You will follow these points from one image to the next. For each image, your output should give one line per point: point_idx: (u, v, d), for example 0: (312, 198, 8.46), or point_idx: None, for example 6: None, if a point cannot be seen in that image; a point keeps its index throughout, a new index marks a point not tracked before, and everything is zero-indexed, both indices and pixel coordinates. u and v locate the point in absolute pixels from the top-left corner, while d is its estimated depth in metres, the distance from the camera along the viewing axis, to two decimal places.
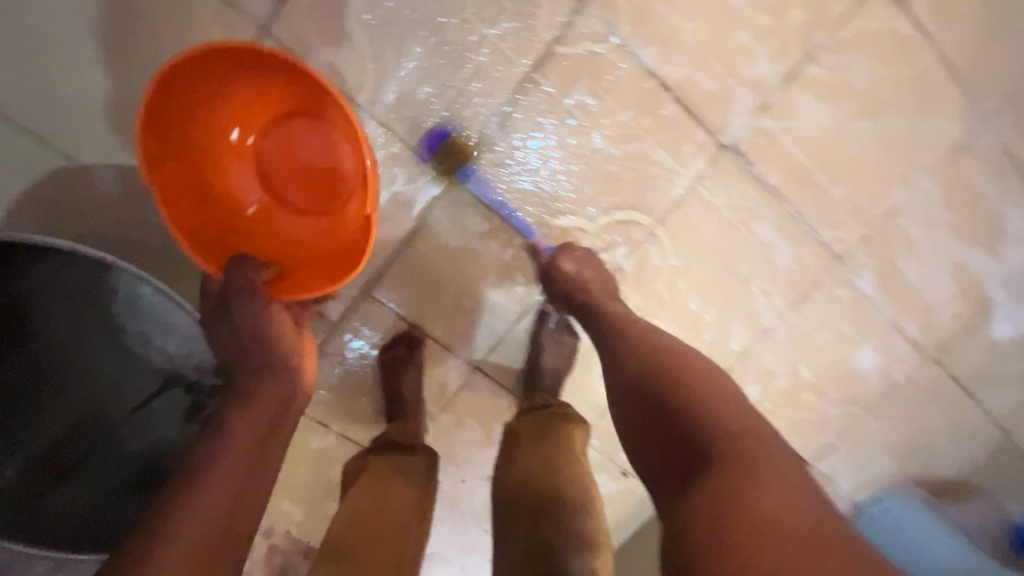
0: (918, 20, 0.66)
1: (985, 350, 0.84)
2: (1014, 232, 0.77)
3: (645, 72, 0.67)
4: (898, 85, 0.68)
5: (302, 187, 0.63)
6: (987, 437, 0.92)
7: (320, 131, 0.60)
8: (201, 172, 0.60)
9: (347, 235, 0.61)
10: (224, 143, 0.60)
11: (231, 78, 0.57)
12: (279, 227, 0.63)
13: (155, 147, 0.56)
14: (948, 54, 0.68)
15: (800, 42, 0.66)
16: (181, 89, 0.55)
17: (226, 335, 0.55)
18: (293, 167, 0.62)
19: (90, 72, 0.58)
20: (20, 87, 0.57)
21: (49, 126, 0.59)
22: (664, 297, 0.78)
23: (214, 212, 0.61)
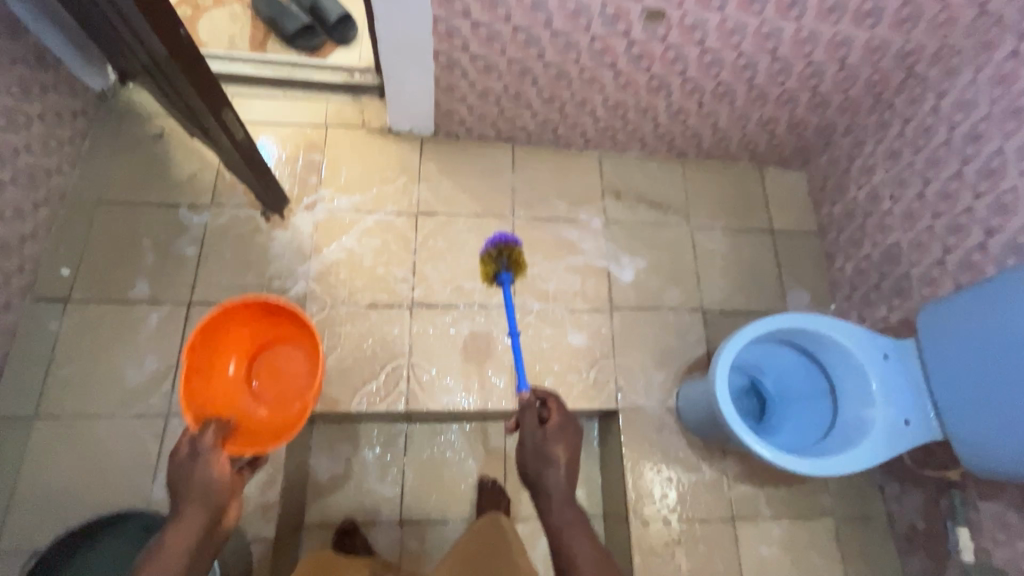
0: (444, 213, 1.41)
1: (630, 287, 1.40)
2: (574, 238, 1.43)
3: (353, 307, 1.30)
4: (460, 236, 1.39)
5: (270, 387, 1.11)
6: (693, 319, 1.39)
7: (292, 354, 1.12)
8: (207, 374, 1.02)
9: (289, 416, 1.04)
10: (224, 360, 1.06)
11: (253, 320, 1.08)
12: (244, 406, 1.06)
13: (199, 350, 0.99)
14: (469, 212, 1.42)
15: (406, 252, 1.36)
16: (233, 318, 1.05)
17: (187, 475, 0.77)
18: (269, 375, 1.12)
19: (85, 477, 1.08)
20: (51, 507, 1.06)
21: (69, 520, 1.06)
22: (447, 388, 1.28)
23: (209, 387, 1.02)
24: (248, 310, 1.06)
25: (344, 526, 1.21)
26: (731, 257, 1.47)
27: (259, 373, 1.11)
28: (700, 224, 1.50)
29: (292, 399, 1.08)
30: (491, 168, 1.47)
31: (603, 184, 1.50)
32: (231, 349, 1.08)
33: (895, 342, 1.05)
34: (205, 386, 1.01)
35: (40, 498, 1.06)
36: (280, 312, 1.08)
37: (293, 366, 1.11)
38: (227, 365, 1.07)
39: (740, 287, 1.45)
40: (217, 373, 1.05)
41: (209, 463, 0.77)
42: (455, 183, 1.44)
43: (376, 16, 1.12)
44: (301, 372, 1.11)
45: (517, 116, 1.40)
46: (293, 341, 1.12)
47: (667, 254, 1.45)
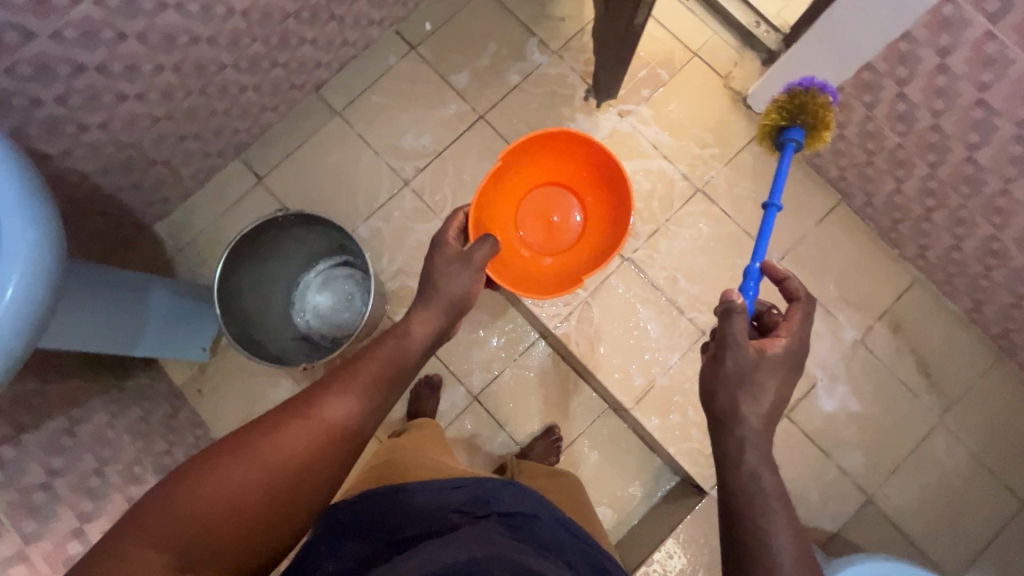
0: (722, 208, 1.30)
1: (822, 415, 1.21)
2: (813, 329, 1.25)
3: None
4: (717, 239, 1.29)
5: (536, 221, 1.20)
6: (850, 495, 1.19)
7: (571, 208, 1.20)
8: (501, 185, 1.13)
9: (541, 267, 1.17)
10: (518, 183, 1.17)
11: (563, 163, 1.16)
12: (509, 227, 1.17)
13: (511, 161, 1.10)
14: (743, 225, 1.29)
15: (661, 212, 1.30)
16: (550, 146, 1.11)
17: (439, 275, 0.90)
18: (541, 211, 1.20)
19: (332, 180, 1.32)
20: (303, 180, 1.33)
21: (304, 199, 1.32)
22: (594, 342, 1.28)
23: (498, 194, 1.13)
24: (565, 150, 1.13)
25: (431, 375, 1.34)
26: (950, 484, 1.19)
27: (533, 207, 1.20)
28: (951, 428, 1.21)
29: (547, 249, 1.20)
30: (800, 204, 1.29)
31: (891, 308, 1.25)
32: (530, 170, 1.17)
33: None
34: (498, 194, 1.13)
35: (302, 169, 1.33)
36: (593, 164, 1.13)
37: (565, 220, 1.20)
38: (518, 189, 1.18)
39: (929, 516, 1.18)
40: (508, 190, 1.16)
41: (461, 279, 0.89)
42: (754, 191, 1.30)
43: (829, 9, 0.94)
44: (569, 230, 1.20)
45: (874, 180, 1.18)
46: (582, 198, 1.19)
47: (888, 422, 1.21)
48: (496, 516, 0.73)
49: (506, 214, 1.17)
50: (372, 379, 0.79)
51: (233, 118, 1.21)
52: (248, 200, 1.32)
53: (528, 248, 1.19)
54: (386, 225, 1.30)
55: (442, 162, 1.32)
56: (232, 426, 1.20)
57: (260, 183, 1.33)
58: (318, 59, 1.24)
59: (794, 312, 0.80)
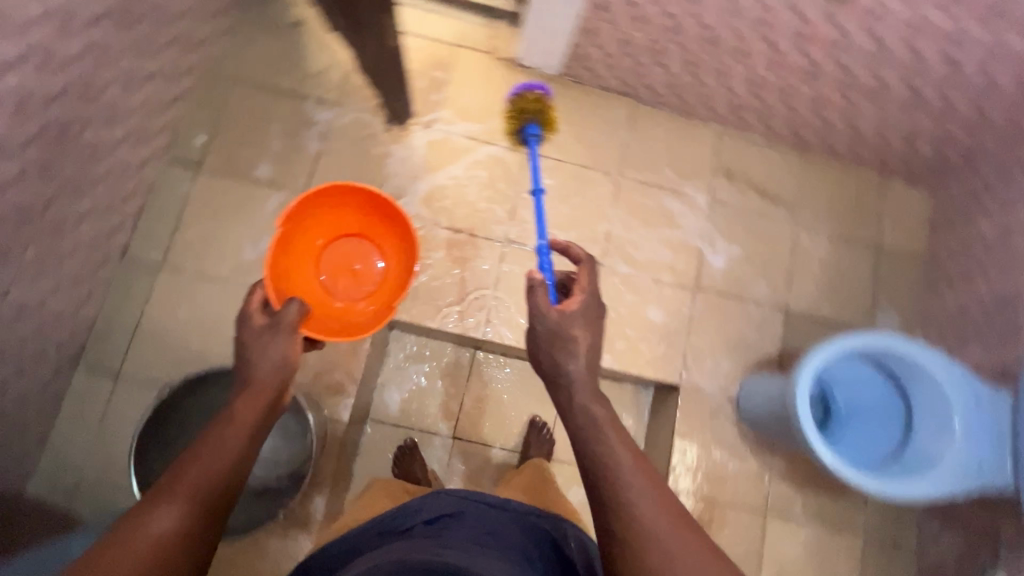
0: (553, 157, 1.41)
1: (720, 272, 1.39)
2: (675, 211, 1.41)
3: (451, 231, 1.34)
4: (565, 185, 1.40)
5: (337, 275, 1.17)
6: (774, 317, 1.38)
7: (368, 251, 1.19)
8: (288, 253, 1.11)
9: (351, 316, 1.13)
10: (305, 250, 1.15)
11: (345, 213, 1.16)
12: (310, 291, 1.13)
13: (290, 229, 1.09)
14: (577, 163, 1.42)
15: (510, 188, 1.38)
16: (322, 205, 1.11)
17: (256, 347, 0.78)
18: (338, 266, 1.18)
19: (197, 329, 1.22)
20: (166, 347, 1.21)
21: (182, 363, 1.20)
22: (522, 325, 1.33)
23: (284, 266, 1.09)
24: (340, 203, 1.13)
25: (404, 444, 1.31)
26: (828, 264, 1.43)
27: (330, 266, 1.18)
28: (805, 224, 1.45)
29: (354, 299, 1.17)
30: (609, 121, 1.45)
31: (717, 163, 1.46)
32: (315, 231, 1.16)
33: (988, 388, 1.03)
34: (288, 264, 1.10)
35: (157, 337, 1.21)
36: (375, 208, 1.15)
37: (366, 265, 1.19)
38: (306, 257, 1.15)
39: (830, 296, 1.42)
40: (299, 256, 1.14)
41: (279, 340, 0.79)
42: (570, 130, 1.43)
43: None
44: (371, 275, 1.19)
45: (648, 73, 1.36)
46: (377, 243, 1.19)
47: (764, 247, 1.42)
48: (421, 525, 0.75)
49: (304, 283, 1.14)
50: (200, 476, 0.63)
51: (49, 332, 1.06)
52: (118, 402, 1.18)
53: (340, 305, 1.15)
54: None
55: None
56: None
57: (121, 378, 1.18)
58: (109, 226, 1.13)
59: (585, 269, 0.93)
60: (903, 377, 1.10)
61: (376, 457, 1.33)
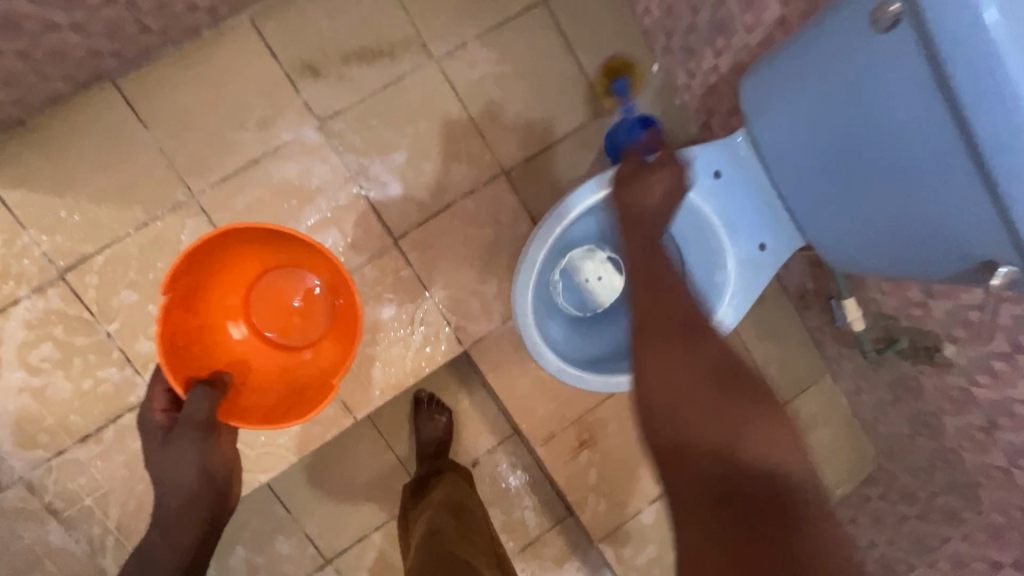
0: (95, 246, 0.91)
1: (405, 198, 1.00)
2: (295, 176, 0.97)
3: (80, 440, 0.92)
4: (144, 266, 0.93)
5: (277, 322, 0.81)
6: (499, 191, 1.03)
7: (303, 281, 0.81)
8: (199, 320, 0.74)
9: (302, 379, 0.78)
10: (233, 286, 0.78)
11: (238, 248, 0.76)
12: (244, 355, 0.79)
13: (189, 278, 0.71)
14: (130, 226, 0.92)
15: (88, 332, 0.92)
16: (213, 253, 0.73)
17: (159, 462, 0.62)
18: (274, 307, 0.81)
19: None
20: None
21: None
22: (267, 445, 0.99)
23: (194, 296, 0.73)
24: (235, 242, 0.75)
25: None
26: (508, 73, 1.03)
27: (269, 309, 0.81)
28: (447, 48, 1.00)
29: (301, 346, 0.81)
30: (111, 137, 0.91)
31: (286, 68, 0.96)
32: (231, 267, 0.78)
33: (723, 150, 0.77)
34: (197, 328, 0.74)
35: None
36: (264, 237, 0.76)
37: (310, 298, 0.82)
38: (226, 320, 0.78)
39: (537, 109, 1.04)
40: (222, 317, 0.78)
41: (184, 452, 0.62)
42: (76, 196, 0.91)
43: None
44: (321, 305, 0.82)
45: (62, 45, 0.79)
46: (302, 266, 0.81)
47: (427, 121, 1.00)
48: None
49: (248, 363, 0.78)
50: None
51: None
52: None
53: (294, 365, 0.80)
54: None
55: None
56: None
57: None
58: None
59: (667, 172, 0.69)
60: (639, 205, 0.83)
61: None
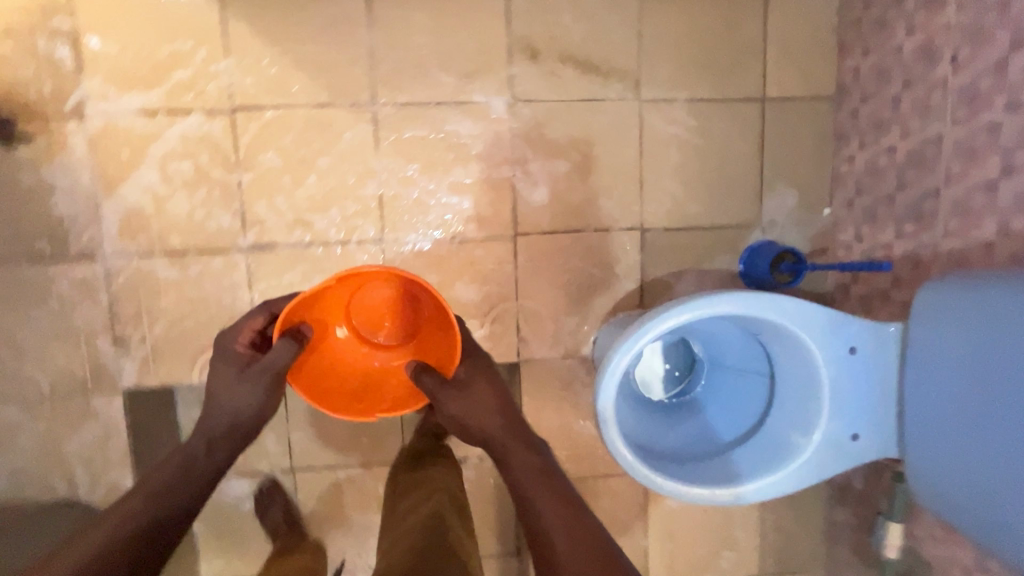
0: (272, 101, 0.96)
1: (546, 206, 1.02)
2: (466, 134, 0.99)
3: (170, 255, 0.98)
4: (299, 143, 0.97)
5: (373, 326, 0.93)
6: (628, 243, 1.04)
7: (405, 302, 0.91)
8: (314, 315, 0.87)
9: (382, 382, 0.91)
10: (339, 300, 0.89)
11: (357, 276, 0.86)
12: (337, 349, 0.90)
13: (324, 292, 0.84)
14: (309, 101, 0.97)
15: (227, 173, 0.97)
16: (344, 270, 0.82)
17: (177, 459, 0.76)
18: (372, 314, 0.92)
19: None
20: None
21: None
22: None
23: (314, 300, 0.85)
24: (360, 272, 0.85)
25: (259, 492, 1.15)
26: (695, 146, 1.03)
27: (362, 320, 0.93)
28: (655, 96, 1.01)
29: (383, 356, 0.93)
30: (335, 19, 0.95)
31: (513, 40, 0.99)
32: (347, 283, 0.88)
33: (867, 330, 0.78)
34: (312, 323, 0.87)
35: None
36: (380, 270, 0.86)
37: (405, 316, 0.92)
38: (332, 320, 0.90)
39: (701, 191, 1.04)
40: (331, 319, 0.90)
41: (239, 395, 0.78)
42: (281, 53, 0.95)
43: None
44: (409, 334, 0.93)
45: None
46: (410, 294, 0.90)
47: (602, 149, 1.02)
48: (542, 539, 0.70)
49: (339, 361, 0.90)
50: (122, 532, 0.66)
51: None
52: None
53: (378, 370, 0.92)
54: (19, 460, 0.99)
55: None
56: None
57: None
58: None
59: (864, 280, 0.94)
60: (762, 336, 0.84)
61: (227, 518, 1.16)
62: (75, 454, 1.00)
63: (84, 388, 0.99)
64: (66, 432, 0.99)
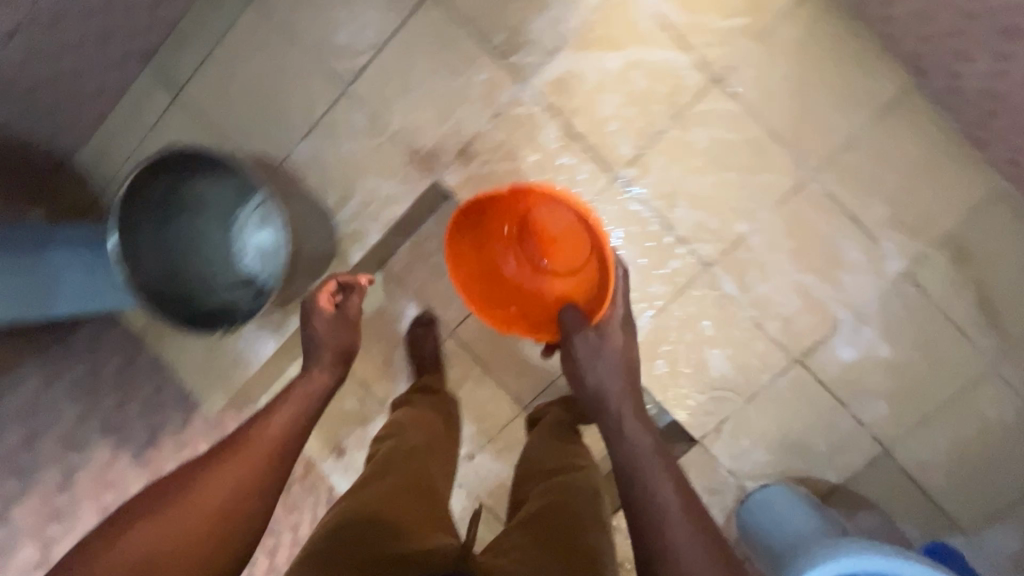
0: (748, 101, 0.99)
1: (839, 366, 1.03)
2: (847, 260, 1.01)
3: (565, 129, 1.03)
4: (731, 147, 1.00)
5: (552, 249, 1.06)
6: (864, 449, 1.04)
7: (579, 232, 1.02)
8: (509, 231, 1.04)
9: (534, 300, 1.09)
10: (522, 217, 1.03)
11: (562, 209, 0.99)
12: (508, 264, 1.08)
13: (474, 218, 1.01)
14: (771, 127, 0.99)
15: (662, 117, 1.01)
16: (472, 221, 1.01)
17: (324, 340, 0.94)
18: (565, 239, 1.04)
19: (251, 85, 1.08)
20: (213, 89, 1.09)
21: (217, 112, 1.09)
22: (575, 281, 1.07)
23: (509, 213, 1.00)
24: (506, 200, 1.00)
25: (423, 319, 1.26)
26: (991, 438, 1.02)
27: (535, 229, 1.06)
28: (1006, 374, 1.00)
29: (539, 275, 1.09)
30: (854, 92, 0.97)
31: (954, 233, 0.99)
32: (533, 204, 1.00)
33: None
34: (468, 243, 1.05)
35: (207, 74, 1.09)
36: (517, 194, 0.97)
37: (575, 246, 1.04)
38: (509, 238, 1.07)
39: (957, 471, 1.03)
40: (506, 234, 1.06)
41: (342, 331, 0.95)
42: (790, 77, 0.98)
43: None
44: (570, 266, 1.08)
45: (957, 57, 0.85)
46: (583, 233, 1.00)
47: (924, 370, 1.02)
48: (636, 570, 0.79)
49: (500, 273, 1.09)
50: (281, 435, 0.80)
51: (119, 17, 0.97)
52: (172, 133, 1.11)
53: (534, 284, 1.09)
54: (328, 153, 1.08)
55: (382, 64, 1.04)
56: (188, 366, 1.13)
57: (177, 102, 1.10)
58: None
59: None
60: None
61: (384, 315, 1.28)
62: (362, 186, 1.08)
63: (415, 151, 1.07)
64: (373, 166, 1.07)
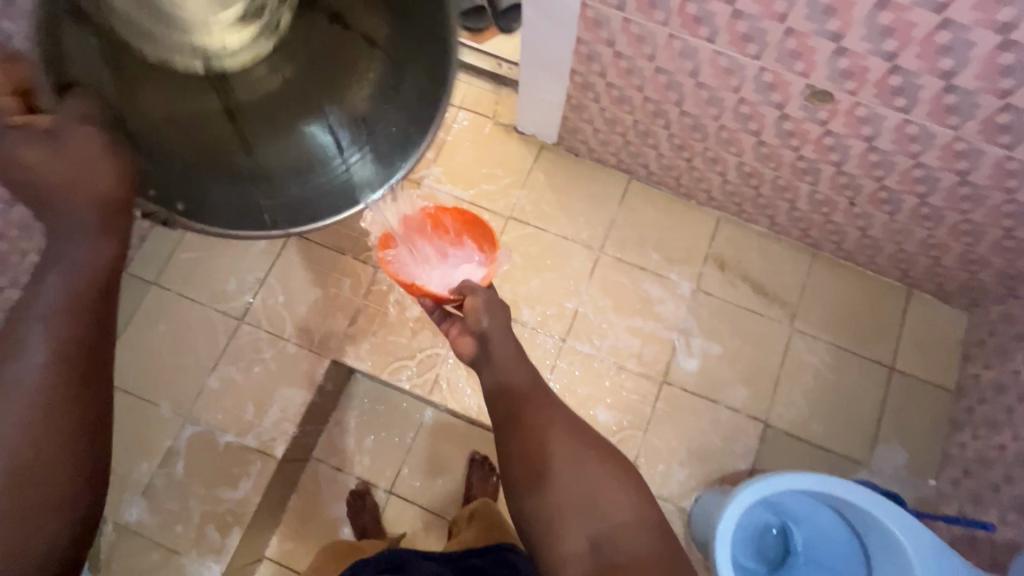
0: (534, 225, 1.39)
1: (693, 372, 1.28)
2: (655, 296, 1.33)
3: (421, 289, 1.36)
4: (537, 256, 1.37)
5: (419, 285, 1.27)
6: (750, 428, 1.24)
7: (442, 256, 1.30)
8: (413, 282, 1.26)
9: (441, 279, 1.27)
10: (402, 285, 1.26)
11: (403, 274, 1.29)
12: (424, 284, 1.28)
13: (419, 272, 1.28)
14: (558, 233, 1.38)
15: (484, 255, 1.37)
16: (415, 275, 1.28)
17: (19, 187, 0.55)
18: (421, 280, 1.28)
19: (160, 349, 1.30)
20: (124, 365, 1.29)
21: (132, 381, 1.28)
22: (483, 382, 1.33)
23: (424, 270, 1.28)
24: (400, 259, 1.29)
25: (356, 490, 1.27)
26: (826, 379, 1.27)
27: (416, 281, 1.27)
28: (802, 328, 1.31)
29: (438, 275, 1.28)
30: (597, 194, 1.41)
31: (711, 252, 1.36)
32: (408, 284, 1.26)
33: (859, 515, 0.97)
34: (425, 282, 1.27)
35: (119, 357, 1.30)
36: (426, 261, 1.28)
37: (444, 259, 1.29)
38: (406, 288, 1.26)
39: (822, 417, 1.25)
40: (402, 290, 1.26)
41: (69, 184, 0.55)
42: (554, 200, 1.41)
43: (523, 22, 1.07)
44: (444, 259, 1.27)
45: (636, 155, 1.32)
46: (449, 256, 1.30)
47: (751, 349, 1.29)
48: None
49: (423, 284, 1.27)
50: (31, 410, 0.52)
51: None
52: None
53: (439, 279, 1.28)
54: (237, 376, 1.30)
55: (268, 297, 1.35)
56: None
57: None
58: None
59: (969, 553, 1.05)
60: (863, 533, 0.97)
61: (324, 506, 1.28)
62: (279, 392, 1.30)
63: (312, 346, 1.33)
64: (283, 372, 1.31)
